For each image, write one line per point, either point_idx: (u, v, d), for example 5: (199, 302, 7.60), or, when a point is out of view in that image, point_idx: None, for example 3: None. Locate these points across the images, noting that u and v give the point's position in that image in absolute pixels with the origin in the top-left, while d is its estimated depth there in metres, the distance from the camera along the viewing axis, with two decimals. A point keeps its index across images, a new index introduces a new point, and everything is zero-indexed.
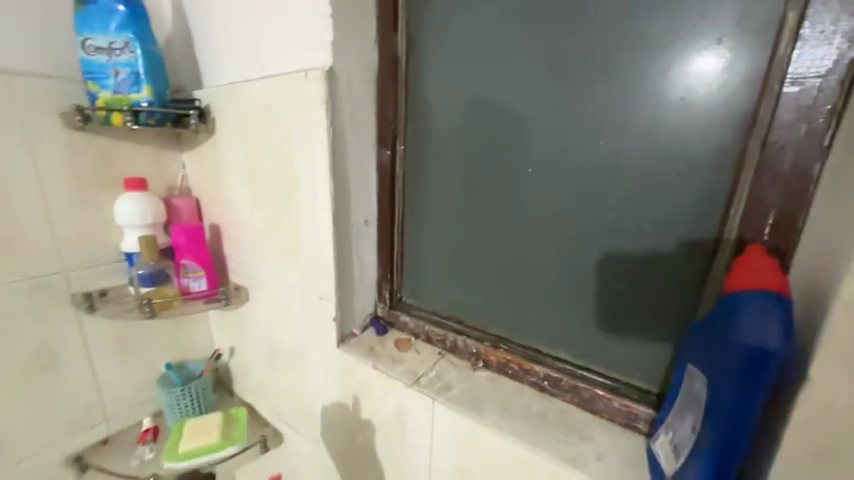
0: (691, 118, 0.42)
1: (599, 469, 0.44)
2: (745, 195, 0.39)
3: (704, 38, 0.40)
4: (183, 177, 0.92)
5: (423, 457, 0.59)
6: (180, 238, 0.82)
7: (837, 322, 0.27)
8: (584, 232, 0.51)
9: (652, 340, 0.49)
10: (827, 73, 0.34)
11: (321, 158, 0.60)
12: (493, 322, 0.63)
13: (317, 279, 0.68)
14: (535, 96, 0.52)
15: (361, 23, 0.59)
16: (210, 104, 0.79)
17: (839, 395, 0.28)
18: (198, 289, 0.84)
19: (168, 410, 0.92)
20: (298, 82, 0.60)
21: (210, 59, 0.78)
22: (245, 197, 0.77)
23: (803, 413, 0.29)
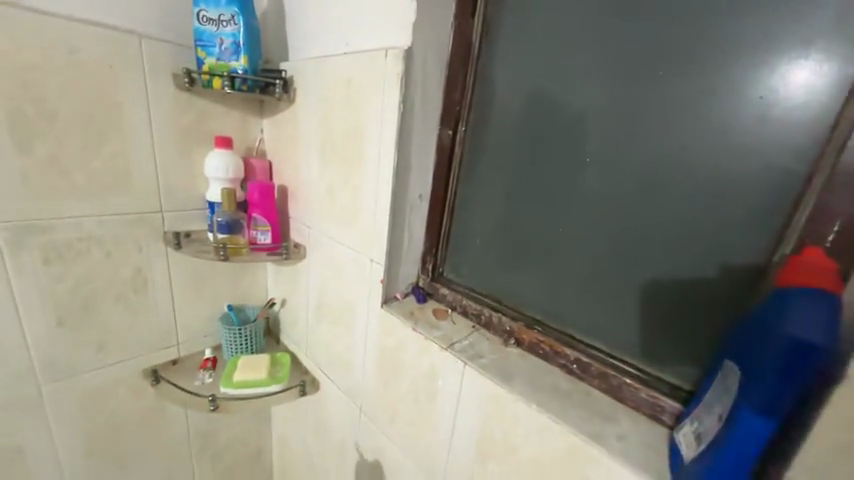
0: (767, 120, 0.41)
1: (619, 447, 0.46)
2: (814, 200, 0.39)
3: (794, 39, 0.39)
4: (260, 140, 1.02)
5: (448, 416, 0.64)
6: (254, 193, 0.92)
7: None
8: (635, 224, 0.52)
9: (691, 338, 0.49)
10: None
11: (390, 131, 0.66)
12: (530, 304, 0.65)
13: (370, 243, 0.74)
14: (604, 87, 0.53)
15: (442, 6, 0.63)
16: (294, 76, 0.88)
17: None
18: (263, 241, 0.95)
19: (226, 345, 1.05)
20: (378, 59, 0.65)
21: (298, 34, 0.86)
22: (315, 163, 0.85)
23: None
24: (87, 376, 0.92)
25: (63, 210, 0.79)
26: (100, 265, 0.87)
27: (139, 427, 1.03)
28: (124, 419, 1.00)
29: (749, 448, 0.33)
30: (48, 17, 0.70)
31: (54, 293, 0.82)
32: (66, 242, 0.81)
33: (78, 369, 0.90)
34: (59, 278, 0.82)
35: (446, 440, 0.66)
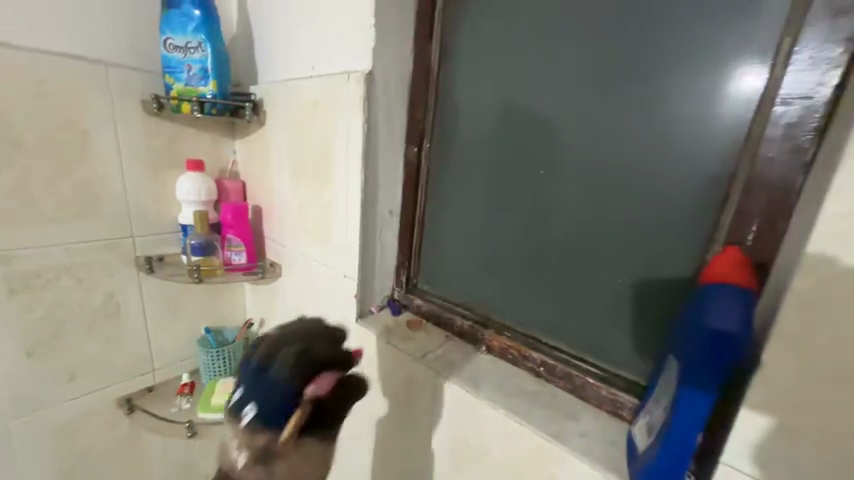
0: (693, 131, 0.46)
1: (581, 444, 0.48)
2: (735, 205, 0.42)
3: (709, 58, 0.44)
4: (233, 162, 1.03)
5: (424, 426, 0.65)
6: (227, 214, 0.93)
7: (788, 312, 0.32)
8: (588, 230, 0.56)
9: (643, 336, 0.52)
10: (816, 95, 0.37)
11: (356, 151, 0.68)
12: (499, 311, 0.68)
13: (343, 259, 0.76)
14: (552, 103, 0.57)
15: (401, 32, 0.67)
16: (263, 99, 0.90)
17: (785, 379, 0.32)
18: (238, 262, 0.95)
19: (204, 369, 1.04)
20: (341, 82, 0.68)
21: (267, 59, 0.89)
22: (287, 183, 0.87)
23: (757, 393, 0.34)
24: (57, 409, 0.89)
25: (29, 239, 0.78)
26: (70, 294, 0.85)
27: (114, 460, 1.00)
28: (97, 452, 0.97)
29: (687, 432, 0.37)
30: (8, 48, 0.70)
31: (21, 324, 0.80)
32: (35, 272, 0.80)
33: (48, 403, 0.87)
34: (26, 308, 0.80)
35: (424, 450, 0.67)
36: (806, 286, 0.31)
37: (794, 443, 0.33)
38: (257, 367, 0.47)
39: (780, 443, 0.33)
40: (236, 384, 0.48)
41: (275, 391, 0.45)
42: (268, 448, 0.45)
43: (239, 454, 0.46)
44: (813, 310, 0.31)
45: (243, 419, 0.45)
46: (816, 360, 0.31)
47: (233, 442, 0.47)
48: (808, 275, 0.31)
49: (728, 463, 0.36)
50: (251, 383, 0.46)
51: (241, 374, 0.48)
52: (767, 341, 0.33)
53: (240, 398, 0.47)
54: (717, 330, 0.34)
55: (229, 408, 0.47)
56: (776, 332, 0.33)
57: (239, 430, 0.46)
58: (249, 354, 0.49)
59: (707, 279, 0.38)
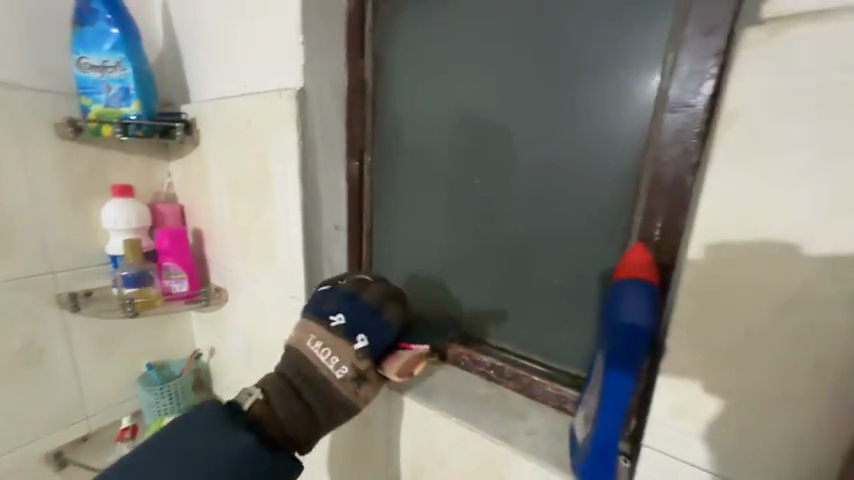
0: (602, 138, 0.50)
1: (529, 442, 0.50)
2: (644, 204, 0.46)
3: (610, 71, 0.48)
4: (168, 184, 0.97)
5: (383, 442, 0.65)
6: (163, 240, 0.87)
7: (682, 302, 0.36)
8: (522, 235, 0.58)
9: (578, 331, 0.55)
10: (696, 103, 0.41)
11: (293, 169, 0.67)
12: (450, 319, 0.69)
13: (289, 280, 0.74)
14: (480, 115, 0.59)
15: (332, 49, 0.67)
16: (196, 118, 0.86)
17: (685, 360, 0.37)
18: (180, 289, 0.89)
19: (148, 409, 0.96)
20: (273, 100, 0.67)
21: (197, 76, 0.85)
22: (227, 204, 0.83)
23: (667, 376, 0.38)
24: None
25: None
26: None
27: None
28: None
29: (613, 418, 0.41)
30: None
31: None
32: None
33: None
34: None
35: (386, 465, 0.66)
36: (694, 277, 0.35)
37: (696, 418, 0.37)
38: (368, 305, 0.56)
39: (686, 420, 0.37)
40: (336, 308, 0.55)
41: (384, 330, 0.56)
42: (360, 373, 0.53)
43: (329, 371, 0.52)
44: (699, 297, 0.35)
45: (350, 342, 0.53)
46: (709, 341, 0.35)
47: (322, 359, 0.52)
48: (693, 268, 0.35)
49: (651, 445, 0.40)
50: (362, 313, 0.55)
51: (346, 304, 0.55)
52: (669, 328, 0.37)
53: (347, 323, 0.54)
54: (627, 322, 0.38)
55: (330, 329, 0.53)
56: (675, 320, 0.36)
57: (337, 349, 0.52)
58: (355, 290, 0.57)
59: (619, 276, 0.41)
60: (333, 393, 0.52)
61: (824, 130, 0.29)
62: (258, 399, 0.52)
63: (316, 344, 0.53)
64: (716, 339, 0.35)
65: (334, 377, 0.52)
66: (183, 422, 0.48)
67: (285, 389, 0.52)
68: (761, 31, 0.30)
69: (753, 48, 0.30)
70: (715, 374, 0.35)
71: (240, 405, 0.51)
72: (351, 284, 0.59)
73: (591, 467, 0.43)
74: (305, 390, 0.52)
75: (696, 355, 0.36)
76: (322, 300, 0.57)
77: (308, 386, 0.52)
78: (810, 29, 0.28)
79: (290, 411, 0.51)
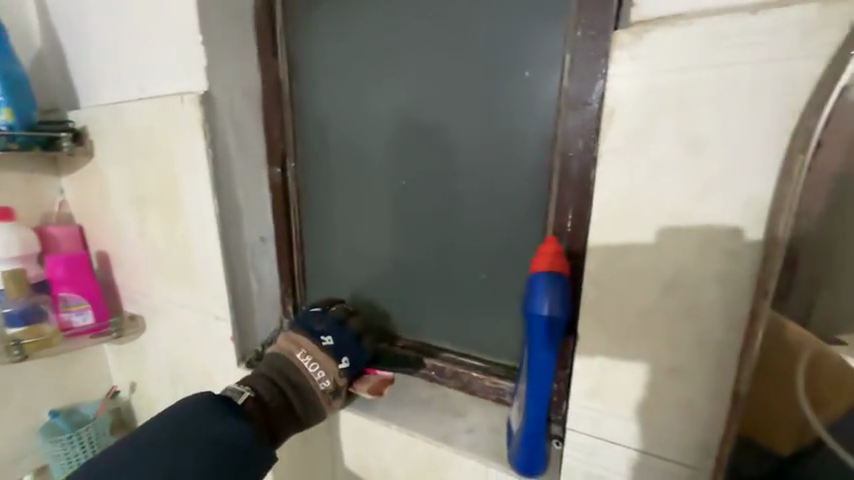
0: (516, 136, 0.51)
1: (468, 440, 0.51)
2: (556, 197, 0.48)
3: (517, 71, 0.49)
4: (61, 203, 0.85)
5: (328, 459, 0.63)
6: (57, 268, 0.76)
7: (588, 290, 0.38)
8: (451, 234, 0.58)
9: (510, 324, 0.57)
10: (592, 102, 0.43)
11: (205, 180, 0.62)
12: (390, 324, 0.67)
13: (212, 300, 0.68)
14: (400, 116, 0.58)
15: (240, 49, 0.62)
16: (87, 126, 0.75)
17: (595, 344, 0.39)
18: (82, 323, 0.78)
19: (54, 462, 0.85)
20: (175, 105, 0.61)
21: (86, 79, 0.75)
22: (134, 222, 0.75)
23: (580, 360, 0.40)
24: None
25: None
26: None
27: None
28: None
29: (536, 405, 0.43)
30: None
31: None
32: None
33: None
34: None
35: None
36: (596, 267, 0.37)
37: (608, 397, 0.39)
38: (354, 331, 0.61)
39: (600, 400, 0.40)
40: (326, 329, 0.59)
41: (363, 355, 0.60)
42: (337, 390, 0.56)
43: (313, 382, 0.55)
44: (602, 284, 0.37)
45: (336, 361, 0.57)
46: (611, 325, 0.38)
47: (309, 371, 0.56)
48: (595, 257, 0.37)
49: (574, 428, 0.42)
50: (348, 338, 0.60)
51: (335, 327, 0.60)
52: (580, 316, 0.39)
53: (336, 344, 0.58)
54: (542, 313, 0.40)
55: (322, 348, 0.57)
56: (582, 308, 0.39)
57: (324, 365, 0.56)
58: (343, 316, 0.62)
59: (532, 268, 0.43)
60: (308, 402, 0.54)
61: (690, 126, 0.32)
62: (250, 396, 0.52)
63: (304, 358, 0.56)
64: (617, 323, 0.37)
65: (317, 389, 0.55)
66: (174, 411, 0.47)
67: (273, 387, 0.54)
68: (630, 34, 0.32)
69: (626, 49, 0.32)
70: (622, 355, 0.38)
71: (234, 398, 0.51)
72: (339, 309, 0.63)
73: (524, 454, 0.45)
74: (289, 394, 0.54)
75: (603, 340, 0.38)
76: (312, 319, 0.60)
77: (290, 390, 0.54)
78: (670, 31, 0.31)
79: (275, 407, 0.52)
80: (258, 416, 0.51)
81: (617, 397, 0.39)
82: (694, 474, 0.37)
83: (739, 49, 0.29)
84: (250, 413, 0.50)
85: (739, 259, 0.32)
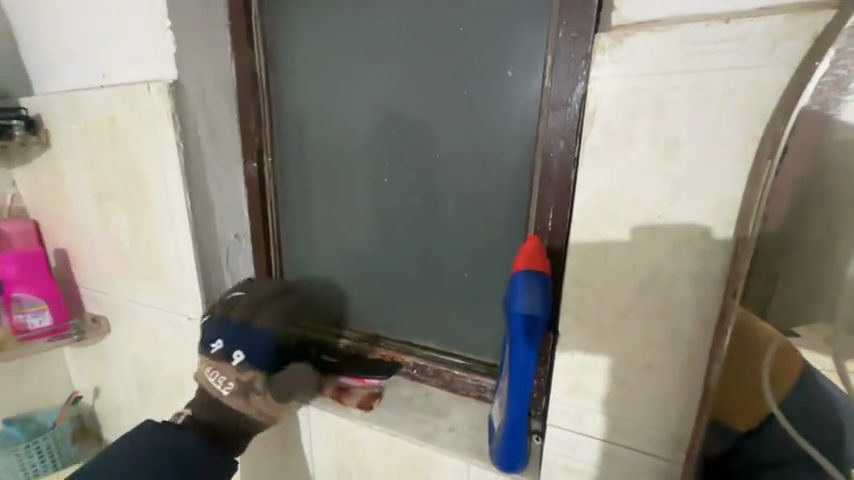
0: (498, 134, 0.51)
1: (449, 438, 0.51)
2: (537, 196, 0.49)
3: (501, 70, 0.49)
4: (14, 196, 0.79)
5: (305, 460, 0.61)
6: (9, 267, 0.70)
7: (568, 289, 0.39)
8: (433, 230, 0.58)
9: (492, 322, 0.57)
10: (572, 103, 0.44)
11: (175, 174, 0.59)
12: (370, 323, 0.66)
13: (183, 299, 0.65)
14: (380, 112, 0.57)
15: (211, 35, 0.59)
16: (43, 114, 0.70)
17: (574, 341, 0.40)
18: (40, 326, 0.73)
19: (9, 474, 0.79)
20: (141, 94, 0.58)
21: (40, 63, 0.70)
22: (94, 215, 0.70)
23: (561, 357, 0.41)
24: None
25: None
26: None
27: None
28: None
29: (518, 401, 0.43)
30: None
31: None
32: None
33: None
34: None
35: None
36: (577, 266, 0.38)
37: (588, 393, 0.40)
38: (239, 319, 0.56)
39: (581, 396, 0.41)
40: (214, 335, 0.55)
41: (259, 340, 0.55)
42: (247, 387, 0.54)
43: (220, 391, 0.54)
44: (583, 283, 0.38)
45: (229, 361, 0.54)
46: (591, 323, 0.39)
47: (212, 382, 0.54)
48: (574, 257, 0.38)
49: (555, 423, 0.43)
50: (233, 329, 0.55)
51: (222, 326, 0.56)
52: (562, 314, 0.40)
53: (224, 345, 0.55)
54: (525, 313, 0.41)
55: (213, 355, 0.54)
56: (562, 306, 0.39)
57: (222, 370, 0.54)
58: (225, 311, 0.57)
59: (515, 267, 0.43)
60: (231, 410, 0.54)
61: (666, 129, 0.32)
62: (188, 414, 0.54)
63: (206, 371, 0.55)
64: (596, 321, 0.38)
65: (225, 395, 0.54)
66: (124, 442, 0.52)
67: (200, 405, 0.55)
68: (611, 38, 0.33)
69: (607, 52, 0.33)
70: (599, 352, 0.39)
71: (173, 421, 0.54)
72: (221, 305, 0.58)
73: (505, 449, 0.45)
74: (218, 407, 0.54)
75: (583, 337, 0.39)
76: (202, 329, 0.57)
77: (214, 402, 0.54)
78: (652, 36, 0.31)
79: (211, 423, 0.54)
80: (203, 431, 0.53)
81: (595, 393, 0.40)
82: (669, 465, 0.39)
83: (713, 56, 0.30)
84: (191, 430, 0.52)
85: (712, 258, 0.33)
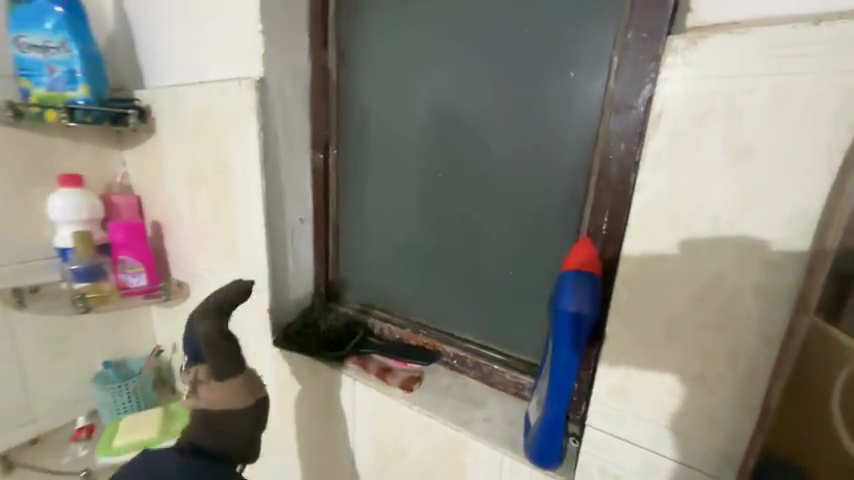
0: (555, 135, 0.52)
1: (485, 428, 0.53)
2: (592, 198, 0.48)
3: (561, 72, 0.50)
4: (122, 174, 0.92)
5: (347, 432, 0.66)
6: (117, 233, 0.83)
7: (619, 291, 0.39)
8: (481, 226, 0.60)
9: (535, 321, 0.58)
10: (638, 105, 0.44)
11: (254, 160, 0.66)
12: (414, 311, 0.69)
13: (252, 273, 0.73)
14: (439, 111, 0.60)
15: (292, 38, 0.65)
16: (152, 106, 0.81)
17: (621, 344, 0.39)
18: (137, 284, 0.85)
19: (105, 407, 0.93)
20: (232, 89, 0.65)
21: (152, 61, 0.81)
22: (185, 193, 0.80)
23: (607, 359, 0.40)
24: None
25: None
26: None
27: None
28: None
29: (559, 399, 0.44)
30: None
31: None
32: None
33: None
34: None
35: (352, 458, 0.67)
36: (630, 269, 0.38)
37: (634, 400, 0.40)
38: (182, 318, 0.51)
39: (626, 401, 0.40)
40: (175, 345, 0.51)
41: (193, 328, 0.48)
42: (193, 382, 0.46)
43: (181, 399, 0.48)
44: (634, 287, 0.38)
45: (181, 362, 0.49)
46: (641, 328, 0.38)
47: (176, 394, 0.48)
48: (628, 261, 0.38)
49: (593, 425, 0.43)
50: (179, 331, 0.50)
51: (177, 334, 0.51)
52: (611, 316, 0.40)
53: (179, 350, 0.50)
54: (572, 311, 0.41)
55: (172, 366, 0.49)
56: (610, 309, 0.39)
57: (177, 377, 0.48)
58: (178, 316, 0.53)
59: (564, 267, 0.44)
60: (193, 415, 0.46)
61: (739, 134, 0.31)
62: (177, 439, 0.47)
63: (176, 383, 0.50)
64: (646, 326, 0.38)
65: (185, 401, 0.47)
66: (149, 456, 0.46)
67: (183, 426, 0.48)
68: (684, 40, 0.32)
69: (679, 54, 0.32)
70: (647, 359, 0.38)
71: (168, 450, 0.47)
72: None
73: (540, 444, 0.46)
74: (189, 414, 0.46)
75: (632, 342, 0.39)
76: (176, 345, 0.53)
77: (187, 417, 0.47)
78: (728, 38, 0.31)
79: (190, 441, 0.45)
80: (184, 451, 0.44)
81: (642, 401, 0.39)
82: None
83: (802, 59, 0.28)
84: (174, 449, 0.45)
85: (782, 271, 0.31)
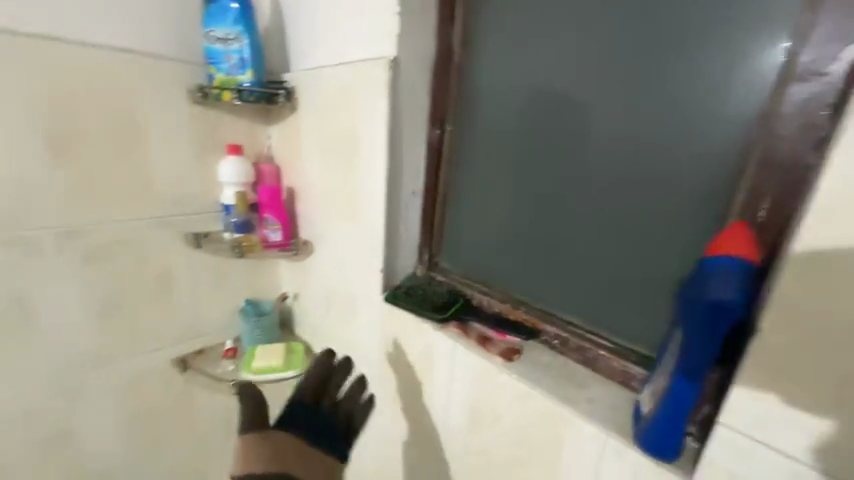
0: (707, 110, 0.49)
1: (590, 409, 0.53)
2: (749, 180, 0.45)
3: (726, 41, 0.46)
4: (268, 146, 1.09)
5: (442, 389, 0.72)
6: (264, 196, 1.01)
7: (785, 280, 0.36)
8: (604, 206, 0.59)
9: (653, 307, 0.56)
10: (833, 74, 0.39)
11: (381, 133, 0.73)
12: (516, 286, 0.72)
13: (370, 236, 0.82)
14: (569, 88, 0.60)
15: (423, 19, 0.70)
16: (296, 86, 0.95)
17: (777, 336, 0.37)
18: (275, 239, 1.02)
19: (246, 336, 1.13)
20: (368, 69, 0.73)
21: (298, 47, 0.93)
22: (317, 163, 0.93)
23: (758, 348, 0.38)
24: (125, 365, 1.00)
25: (103, 214, 0.88)
26: (131, 265, 0.95)
27: (168, 415, 1.10)
28: (154, 410, 1.07)
29: (685, 389, 0.42)
30: (64, 43, 0.78)
31: (92, 290, 0.91)
32: (101, 245, 0.90)
33: (110, 362, 0.98)
34: (98, 276, 0.91)
35: (444, 415, 0.73)
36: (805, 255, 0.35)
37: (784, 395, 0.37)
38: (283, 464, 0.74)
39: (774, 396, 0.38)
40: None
41: None
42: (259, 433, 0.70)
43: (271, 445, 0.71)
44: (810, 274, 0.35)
45: None
46: (808, 319, 0.35)
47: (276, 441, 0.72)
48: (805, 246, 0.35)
49: (727, 424, 0.41)
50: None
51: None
52: (769, 305, 0.37)
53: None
54: (718, 300, 0.38)
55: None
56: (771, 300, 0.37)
57: None
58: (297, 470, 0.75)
59: (707, 252, 0.41)
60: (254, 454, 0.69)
61: None
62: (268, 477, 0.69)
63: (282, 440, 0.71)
64: (816, 319, 0.35)
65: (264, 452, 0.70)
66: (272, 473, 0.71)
67: None
68: None
69: None
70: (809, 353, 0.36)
71: None
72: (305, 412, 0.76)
73: (654, 435, 0.44)
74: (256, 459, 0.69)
75: (794, 335, 0.36)
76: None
77: None
78: None
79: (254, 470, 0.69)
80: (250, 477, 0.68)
81: (790, 397, 0.37)
82: None
83: None
84: None
85: None
